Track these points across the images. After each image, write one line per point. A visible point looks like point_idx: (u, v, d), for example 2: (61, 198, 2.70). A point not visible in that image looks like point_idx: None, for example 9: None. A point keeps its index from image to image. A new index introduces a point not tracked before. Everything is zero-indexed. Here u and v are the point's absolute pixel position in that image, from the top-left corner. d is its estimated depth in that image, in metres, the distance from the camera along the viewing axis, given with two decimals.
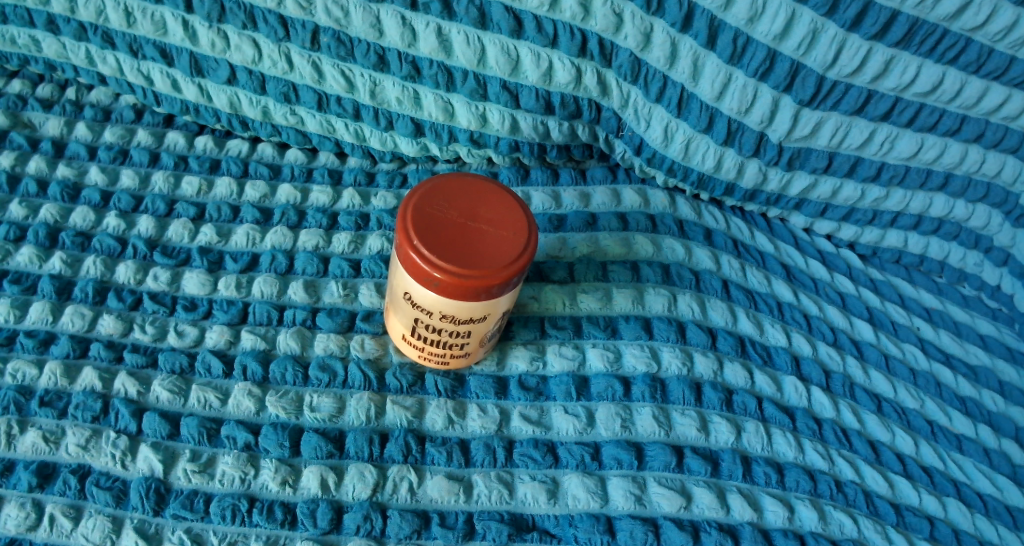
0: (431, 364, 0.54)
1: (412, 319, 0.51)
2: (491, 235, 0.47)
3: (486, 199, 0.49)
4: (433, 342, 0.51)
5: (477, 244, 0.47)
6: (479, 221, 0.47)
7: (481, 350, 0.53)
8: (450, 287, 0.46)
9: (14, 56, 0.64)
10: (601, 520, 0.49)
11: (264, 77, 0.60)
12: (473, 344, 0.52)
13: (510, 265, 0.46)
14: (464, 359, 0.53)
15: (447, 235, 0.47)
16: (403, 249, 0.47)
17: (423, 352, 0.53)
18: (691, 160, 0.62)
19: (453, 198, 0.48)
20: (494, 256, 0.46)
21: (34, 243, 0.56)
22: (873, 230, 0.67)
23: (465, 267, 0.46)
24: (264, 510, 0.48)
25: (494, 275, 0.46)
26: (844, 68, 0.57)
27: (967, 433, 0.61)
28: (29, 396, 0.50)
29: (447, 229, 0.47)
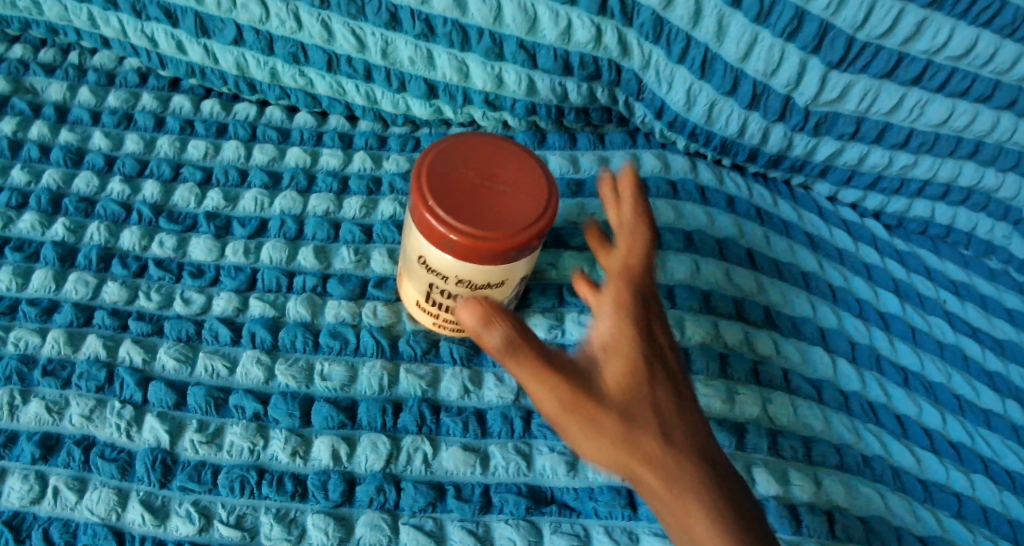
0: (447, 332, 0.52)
1: (427, 284, 0.49)
2: (509, 196, 0.45)
3: (503, 158, 0.46)
4: (448, 307, 0.50)
5: (493, 205, 0.45)
6: (497, 181, 0.45)
7: None
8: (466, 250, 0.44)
9: (16, 20, 0.62)
10: (623, 493, 0.48)
11: (272, 37, 0.58)
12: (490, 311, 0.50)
13: (528, 226, 0.44)
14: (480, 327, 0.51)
15: (463, 196, 0.45)
16: (418, 211, 0.45)
17: (439, 319, 0.51)
18: (715, 124, 0.60)
19: (469, 158, 0.46)
20: (511, 217, 0.44)
21: (36, 209, 0.55)
22: (899, 199, 0.65)
23: (482, 230, 0.44)
24: (274, 482, 0.46)
25: (513, 236, 0.44)
26: (875, 28, 0.55)
27: (996, 408, 0.59)
28: (32, 365, 0.49)
29: (463, 190, 0.45)
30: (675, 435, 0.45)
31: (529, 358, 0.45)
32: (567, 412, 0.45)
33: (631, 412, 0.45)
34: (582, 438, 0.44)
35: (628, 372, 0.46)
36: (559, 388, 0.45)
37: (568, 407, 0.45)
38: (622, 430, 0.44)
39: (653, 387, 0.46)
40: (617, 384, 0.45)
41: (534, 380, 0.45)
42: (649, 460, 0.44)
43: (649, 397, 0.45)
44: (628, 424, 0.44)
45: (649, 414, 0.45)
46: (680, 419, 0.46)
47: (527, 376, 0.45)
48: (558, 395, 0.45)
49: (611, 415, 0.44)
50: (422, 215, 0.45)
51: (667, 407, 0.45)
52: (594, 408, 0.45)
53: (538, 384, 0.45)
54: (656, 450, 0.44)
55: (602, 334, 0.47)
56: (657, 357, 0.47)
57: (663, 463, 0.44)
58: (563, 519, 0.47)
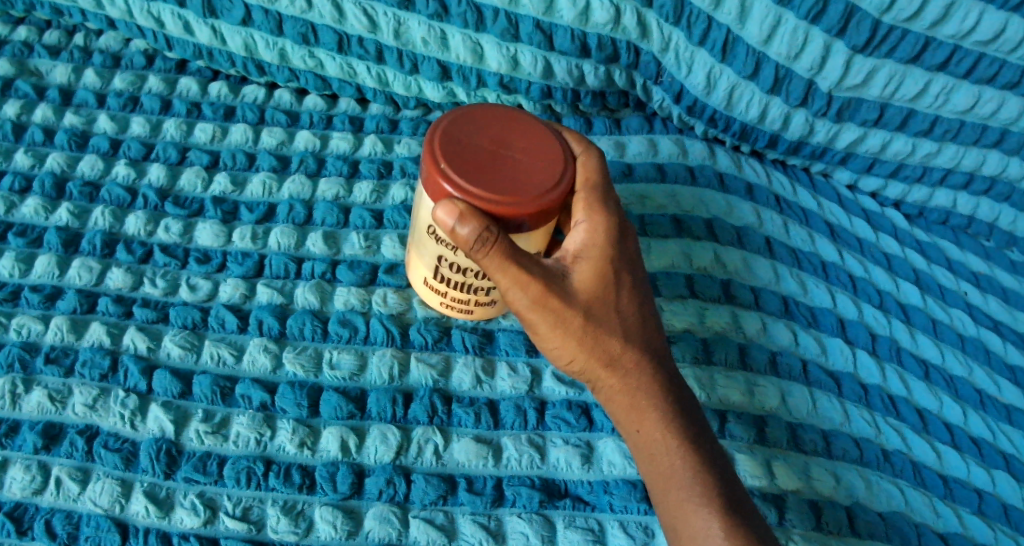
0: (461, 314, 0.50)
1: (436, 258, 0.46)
2: (523, 165, 0.42)
3: (519, 127, 0.43)
4: (457, 286, 0.47)
5: (506, 173, 0.41)
6: (511, 150, 0.42)
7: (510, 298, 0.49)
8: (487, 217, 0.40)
9: (21, 1, 0.61)
10: (639, 487, 0.47)
11: (281, 17, 0.57)
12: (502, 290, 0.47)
13: (550, 193, 0.41)
14: (491, 310, 0.49)
15: (475, 163, 0.41)
16: (429, 178, 0.41)
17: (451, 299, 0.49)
18: (735, 109, 0.59)
19: (484, 125, 0.43)
20: (531, 182, 0.41)
21: (40, 193, 0.53)
22: (921, 188, 0.64)
23: (502, 192, 0.40)
24: (281, 473, 0.45)
25: (534, 200, 0.41)
26: (902, 11, 0.54)
27: (1018, 404, 0.57)
28: (34, 353, 0.48)
29: (475, 157, 0.41)
30: (637, 335, 0.44)
31: (496, 250, 0.40)
32: (534, 305, 0.42)
33: (604, 311, 0.43)
34: (541, 327, 0.42)
35: (605, 270, 0.43)
36: (526, 284, 0.41)
37: (536, 299, 0.41)
38: (585, 329, 0.42)
39: (624, 288, 0.44)
40: (587, 286, 0.42)
41: (498, 268, 0.40)
42: (612, 366, 0.43)
43: (620, 297, 0.43)
44: (598, 329, 0.43)
45: (620, 317, 0.43)
46: (640, 327, 0.44)
47: (494, 267, 0.40)
48: (524, 292, 0.41)
49: (584, 327, 0.42)
50: (433, 181, 0.41)
51: (633, 311, 0.44)
52: (564, 306, 0.42)
53: (509, 288, 0.41)
54: (622, 362, 0.43)
55: (577, 238, 0.44)
56: (631, 264, 0.44)
57: (627, 371, 0.43)
58: (577, 513, 0.46)
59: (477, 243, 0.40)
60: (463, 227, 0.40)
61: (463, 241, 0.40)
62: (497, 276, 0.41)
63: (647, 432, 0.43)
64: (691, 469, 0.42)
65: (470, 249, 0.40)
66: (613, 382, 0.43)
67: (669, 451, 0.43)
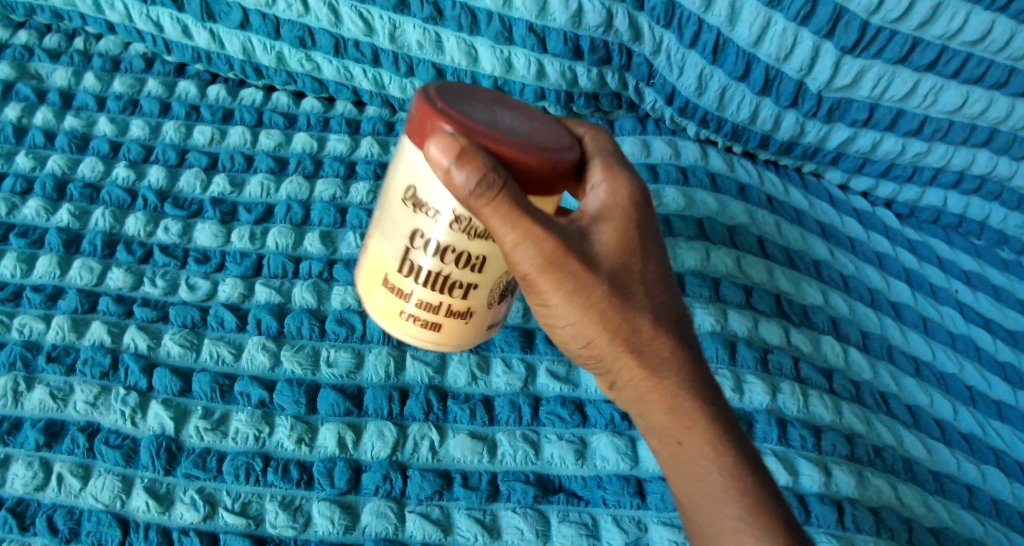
0: (424, 328, 0.37)
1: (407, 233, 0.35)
2: (536, 119, 0.35)
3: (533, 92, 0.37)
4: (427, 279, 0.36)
5: (516, 121, 0.34)
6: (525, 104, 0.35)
7: (495, 307, 0.38)
8: (498, 162, 0.32)
9: (21, 5, 0.62)
10: (631, 482, 0.48)
11: (278, 21, 0.58)
12: (485, 291, 0.37)
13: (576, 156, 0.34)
14: (461, 328, 0.37)
15: (479, 102, 0.34)
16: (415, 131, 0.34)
17: (417, 303, 0.37)
18: (726, 110, 0.60)
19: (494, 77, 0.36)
20: (552, 139, 0.34)
21: (41, 195, 0.54)
22: (912, 187, 0.65)
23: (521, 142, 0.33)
24: (279, 469, 0.46)
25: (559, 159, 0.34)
26: (890, 13, 0.55)
27: (1007, 399, 0.58)
28: (36, 352, 0.48)
29: (480, 98, 0.34)
30: (666, 313, 0.38)
31: (510, 200, 0.32)
32: (548, 267, 0.34)
33: (629, 280, 0.37)
34: (552, 293, 0.35)
35: (634, 235, 0.37)
36: (543, 244, 0.34)
37: (553, 261, 0.34)
38: (607, 304, 0.36)
39: (652, 255, 0.38)
40: (610, 249, 0.36)
41: (509, 223, 0.33)
42: (632, 348, 0.37)
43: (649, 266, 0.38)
44: (622, 302, 0.36)
45: (646, 289, 0.37)
46: (670, 309, 0.39)
47: (504, 223, 0.33)
48: (540, 253, 0.34)
49: (608, 301, 0.36)
50: (428, 127, 0.33)
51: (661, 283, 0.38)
52: (587, 272, 0.35)
53: (517, 247, 0.34)
54: (645, 343, 0.38)
55: (598, 196, 0.37)
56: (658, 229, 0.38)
57: (650, 352, 0.38)
58: (571, 508, 0.47)
59: (485, 194, 0.32)
60: (464, 172, 0.31)
61: (463, 188, 0.32)
62: (506, 233, 0.33)
63: (677, 429, 0.39)
64: (726, 473, 0.39)
65: (472, 196, 0.32)
66: (636, 369, 0.38)
67: (705, 453, 0.39)
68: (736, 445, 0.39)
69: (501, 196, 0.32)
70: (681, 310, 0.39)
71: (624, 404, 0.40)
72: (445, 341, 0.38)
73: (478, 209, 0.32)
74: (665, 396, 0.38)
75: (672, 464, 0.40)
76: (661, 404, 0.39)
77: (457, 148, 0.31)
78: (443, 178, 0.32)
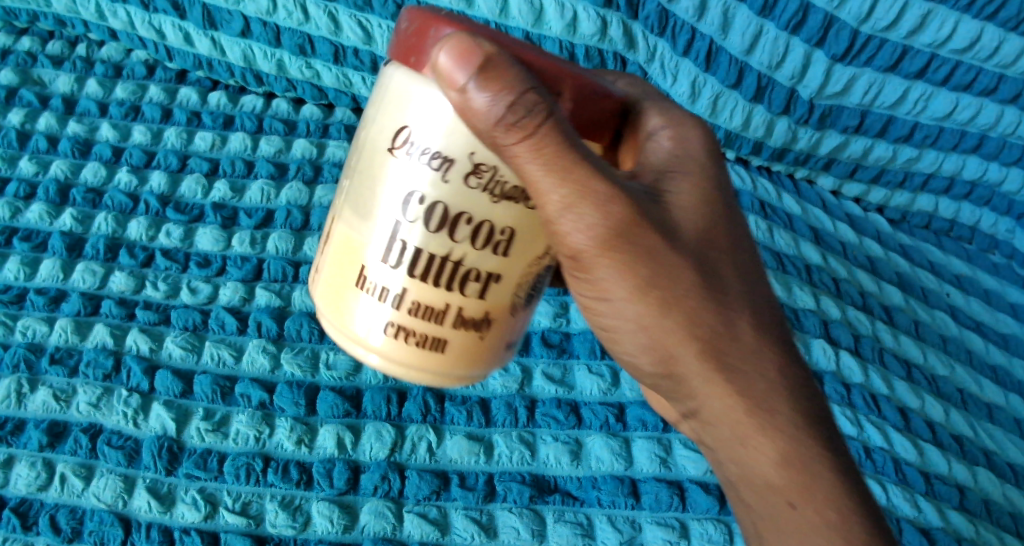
0: (420, 349, 0.33)
1: (401, 195, 0.32)
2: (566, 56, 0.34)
3: None
4: (437, 272, 0.32)
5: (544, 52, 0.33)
6: None
7: (511, 314, 0.35)
8: (528, 79, 0.30)
9: (24, 12, 0.63)
10: (626, 482, 0.49)
11: (279, 29, 0.60)
12: (506, 287, 0.34)
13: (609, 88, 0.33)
14: (471, 337, 0.34)
15: None
16: (403, 58, 0.32)
17: (415, 303, 0.33)
18: (719, 117, 0.61)
19: None
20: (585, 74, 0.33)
21: (44, 199, 0.55)
22: (903, 193, 0.66)
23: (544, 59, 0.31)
24: (279, 469, 0.47)
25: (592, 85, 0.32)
26: (880, 21, 0.57)
27: (998, 401, 0.59)
28: (40, 354, 0.49)
29: None
30: (765, 326, 0.36)
31: (558, 143, 0.31)
32: (615, 241, 0.33)
33: (711, 267, 0.35)
34: (625, 271, 0.34)
35: (706, 210, 0.36)
36: (615, 215, 0.32)
37: (622, 234, 0.33)
38: (692, 303, 0.35)
39: (732, 242, 0.36)
40: (687, 212, 0.35)
41: (560, 174, 0.31)
42: (727, 371, 0.36)
43: (729, 252, 0.36)
44: (709, 286, 0.35)
45: (731, 282, 0.36)
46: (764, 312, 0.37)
47: (547, 170, 0.31)
48: (609, 225, 0.32)
49: (689, 292, 0.34)
50: (428, 36, 0.31)
51: (748, 284, 0.37)
52: (661, 248, 0.34)
53: (567, 213, 0.32)
54: (741, 366, 0.36)
55: (669, 170, 0.36)
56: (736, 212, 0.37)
57: (748, 372, 0.36)
58: (566, 508, 0.48)
59: (518, 124, 0.30)
60: (485, 93, 0.30)
61: (486, 112, 0.30)
62: (553, 192, 0.31)
63: (791, 489, 0.36)
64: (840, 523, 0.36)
65: (499, 123, 0.30)
66: (730, 400, 0.36)
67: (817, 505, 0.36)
68: (860, 514, 0.36)
69: (554, 140, 0.31)
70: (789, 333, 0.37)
71: (725, 457, 0.37)
72: (447, 360, 0.34)
73: (507, 145, 0.31)
74: (778, 448, 0.36)
75: (776, 527, 0.37)
76: (771, 456, 0.36)
77: (479, 58, 0.30)
78: (458, 99, 0.30)
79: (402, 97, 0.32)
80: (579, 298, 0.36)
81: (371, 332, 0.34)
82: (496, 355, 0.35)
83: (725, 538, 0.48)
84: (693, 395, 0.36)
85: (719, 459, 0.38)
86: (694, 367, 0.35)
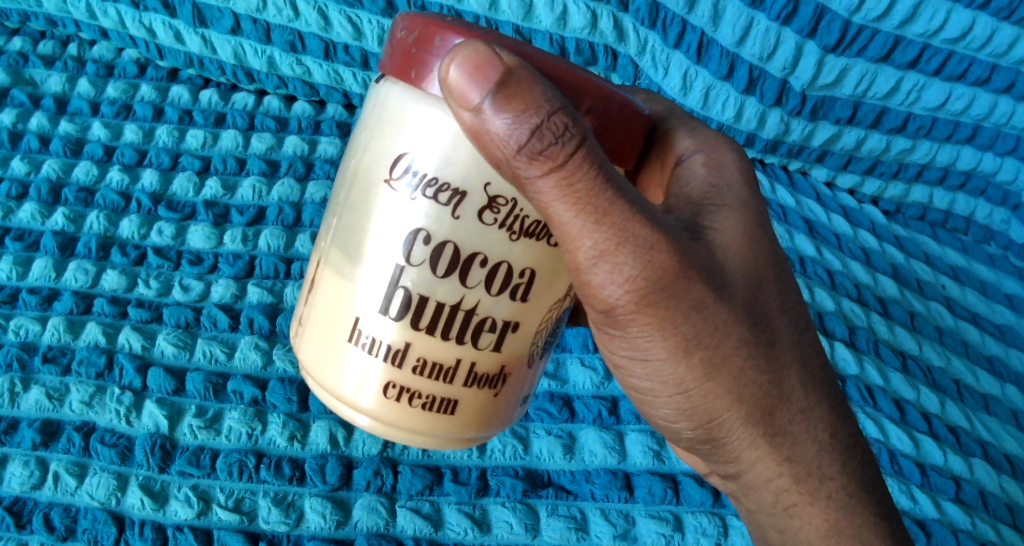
0: (424, 411, 0.34)
1: (405, 230, 0.32)
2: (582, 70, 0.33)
3: None
4: (452, 323, 0.33)
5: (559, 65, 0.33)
6: None
7: (520, 368, 0.36)
8: (551, 98, 0.30)
9: (16, 12, 0.63)
10: (619, 476, 0.48)
11: (269, 26, 0.60)
12: (519, 339, 0.35)
13: (633, 104, 0.33)
14: (482, 394, 0.35)
15: None
16: (399, 74, 0.32)
17: (422, 359, 0.34)
18: (711, 110, 0.60)
19: None
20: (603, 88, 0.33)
21: (36, 199, 0.55)
22: (898, 184, 0.66)
23: (564, 72, 0.31)
24: (272, 466, 0.46)
25: (616, 102, 0.32)
26: (871, 12, 0.57)
27: (994, 392, 0.59)
28: (32, 353, 0.49)
29: None
30: (813, 382, 0.38)
31: (591, 180, 0.31)
32: (658, 297, 0.33)
33: (758, 321, 0.36)
34: (671, 325, 0.34)
35: (747, 248, 0.37)
36: (659, 267, 0.32)
37: (667, 290, 0.33)
38: (739, 364, 0.35)
39: (775, 294, 0.38)
40: (730, 249, 0.36)
41: (595, 217, 0.31)
42: (773, 435, 0.37)
43: (775, 306, 0.37)
44: (756, 335, 0.36)
45: (778, 335, 0.37)
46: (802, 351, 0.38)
47: (579, 211, 0.31)
48: (652, 277, 0.33)
49: (736, 350, 0.35)
50: (432, 46, 0.31)
51: (794, 337, 0.38)
52: (710, 303, 0.34)
53: (604, 261, 0.32)
54: (788, 427, 0.37)
55: (707, 219, 0.37)
56: (775, 261, 0.38)
57: (791, 421, 0.37)
58: (560, 502, 0.48)
59: (545, 152, 0.30)
60: (505, 115, 0.30)
61: (505, 137, 0.30)
62: (588, 238, 0.32)
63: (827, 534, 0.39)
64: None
65: (520, 150, 0.30)
66: (777, 467, 0.38)
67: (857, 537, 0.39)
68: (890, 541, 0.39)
69: (586, 175, 0.31)
70: (834, 391, 0.39)
71: (768, 523, 0.40)
72: (452, 420, 0.35)
73: (531, 178, 0.31)
74: (827, 517, 0.39)
75: None
76: (821, 523, 0.39)
77: (497, 73, 0.29)
78: (472, 119, 0.30)
79: (398, 120, 0.32)
80: (614, 355, 0.36)
81: (361, 385, 0.34)
82: (504, 412, 0.37)
83: (719, 531, 0.48)
84: (735, 458, 0.38)
85: (761, 522, 0.40)
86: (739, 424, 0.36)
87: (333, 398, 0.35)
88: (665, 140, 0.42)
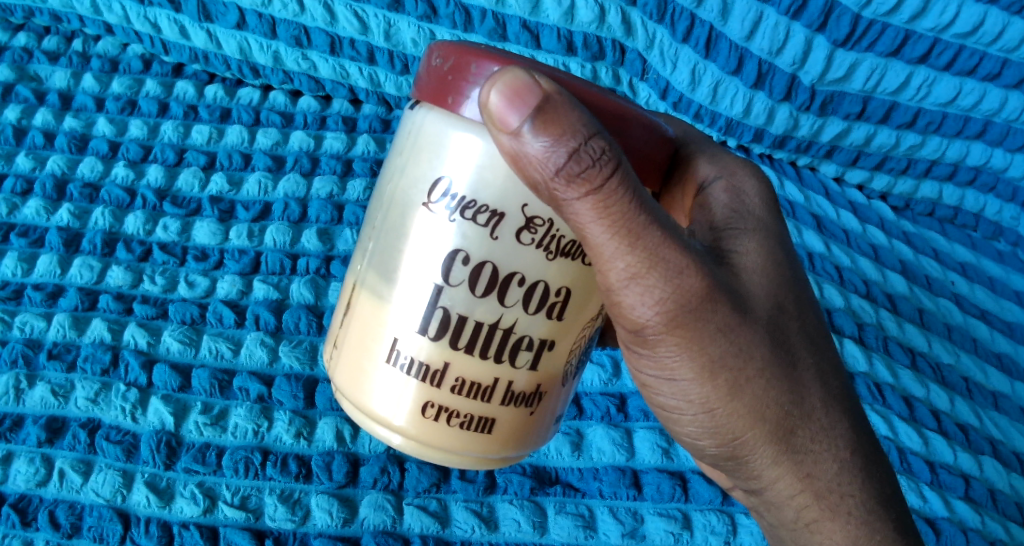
0: (463, 430, 0.34)
1: (443, 254, 0.32)
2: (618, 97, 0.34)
3: None
4: (483, 342, 0.33)
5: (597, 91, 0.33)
6: None
7: (555, 385, 0.35)
8: (590, 125, 0.30)
9: (20, 8, 0.62)
10: (627, 474, 0.48)
11: (274, 21, 0.60)
12: (555, 357, 0.34)
13: (664, 130, 0.33)
14: (514, 412, 0.34)
15: None
16: (435, 100, 0.32)
17: (458, 377, 0.33)
18: (719, 104, 0.60)
19: None
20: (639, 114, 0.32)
21: (41, 195, 0.55)
22: (906, 180, 0.65)
23: (597, 96, 0.31)
24: (278, 463, 0.46)
25: (648, 128, 0.32)
26: (881, 6, 0.57)
27: (1002, 390, 0.59)
28: (37, 349, 0.49)
29: None
30: (834, 399, 0.38)
31: (625, 204, 0.31)
32: (687, 319, 0.33)
33: (782, 343, 0.36)
34: (699, 347, 0.34)
35: (772, 269, 0.37)
36: (688, 290, 0.33)
37: (695, 312, 0.33)
38: (763, 383, 0.35)
39: (798, 314, 0.37)
40: (758, 272, 0.37)
41: (628, 240, 0.31)
42: (795, 452, 0.37)
43: (797, 325, 0.37)
44: (782, 354, 0.36)
45: (800, 354, 0.37)
46: (825, 369, 0.38)
47: (613, 233, 0.31)
48: (680, 300, 0.33)
49: (760, 372, 0.35)
50: (468, 72, 0.31)
51: (815, 355, 0.38)
52: (735, 325, 0.34)
53: (634, 283, 0.32)
54: (810, 445, 0.37)
55: (731, 242, 0.37)
56: (797, 280, 0.38)
57: (816, 440, 0.37)
58: (568, 500, 0.47)
59: (582, 175, 0.30)
60: (543, 139, 0.30)
61: (544, 160, 0.30)
62: (620, 260, 0.32)
63: None
64: None
65: (558, 173, 0.30)
66: (798, 484, 0.37)
67: None
68: None
69: (622, 199, 0.31)
70: (855, 407, 0.39)
71: (790, 537, 0.40)
72: (489, 439, 0.34)
73: (569, 200, 0.31)
74: (847, 533, 0.38)
75: None
76: (841, 539, 0.38)
77: (535, 98, 0.30)
78: (512, 144, 0.30)
79: (435, 145, 0.32)
80: (641, 375, 0.36)
81: (397, 406, 0.34)
82: (540, 432, 0.36)
83: (728, 529, 0.47)
84: (758, 475, 0.38)
85: (782, 536, 0.40)
86: (763, 445, 0.36)
87: (368, 419, 0.35)
88: (685, 164, 0.42)
